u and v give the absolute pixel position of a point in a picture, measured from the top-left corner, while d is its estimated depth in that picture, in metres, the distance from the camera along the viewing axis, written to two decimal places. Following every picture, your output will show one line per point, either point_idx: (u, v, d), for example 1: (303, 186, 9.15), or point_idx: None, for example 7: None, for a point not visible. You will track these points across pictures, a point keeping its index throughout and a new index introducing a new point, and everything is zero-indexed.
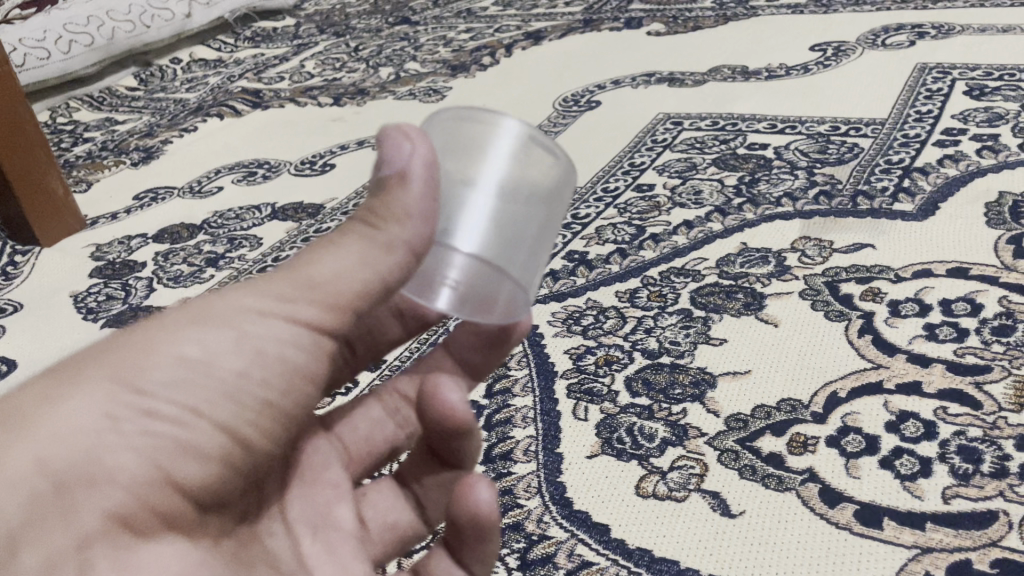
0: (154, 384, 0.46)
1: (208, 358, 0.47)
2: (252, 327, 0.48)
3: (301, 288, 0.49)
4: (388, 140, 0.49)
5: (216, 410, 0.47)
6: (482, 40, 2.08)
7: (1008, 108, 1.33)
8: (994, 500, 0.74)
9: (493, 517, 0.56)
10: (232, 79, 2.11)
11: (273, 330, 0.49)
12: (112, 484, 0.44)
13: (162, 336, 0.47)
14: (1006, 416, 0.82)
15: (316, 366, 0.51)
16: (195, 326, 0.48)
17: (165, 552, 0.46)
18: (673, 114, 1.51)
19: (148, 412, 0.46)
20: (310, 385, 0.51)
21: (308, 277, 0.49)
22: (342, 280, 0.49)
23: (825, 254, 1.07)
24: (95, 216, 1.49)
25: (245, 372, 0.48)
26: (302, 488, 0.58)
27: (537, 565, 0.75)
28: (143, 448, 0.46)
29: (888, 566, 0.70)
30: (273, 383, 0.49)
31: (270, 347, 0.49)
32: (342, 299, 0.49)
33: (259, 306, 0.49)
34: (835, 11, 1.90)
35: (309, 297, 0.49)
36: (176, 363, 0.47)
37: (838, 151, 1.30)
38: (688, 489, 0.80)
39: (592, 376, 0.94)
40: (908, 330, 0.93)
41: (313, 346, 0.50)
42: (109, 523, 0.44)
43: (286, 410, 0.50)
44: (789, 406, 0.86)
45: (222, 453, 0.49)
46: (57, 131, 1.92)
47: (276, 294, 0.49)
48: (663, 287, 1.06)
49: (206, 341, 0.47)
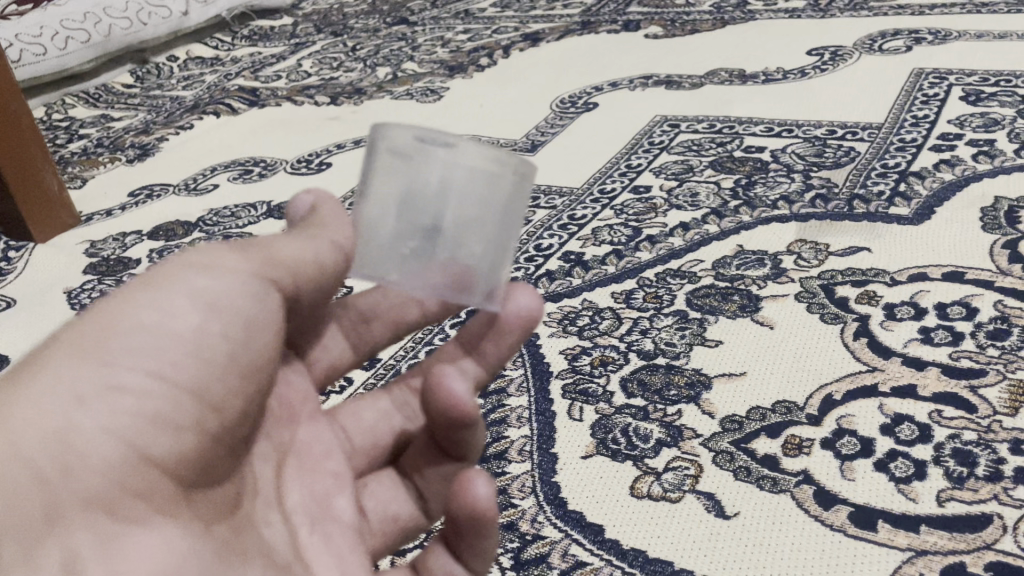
0: (114, 355, 0.47)
1: (164, 319, 0.49)
2: (203, 282, 0.50)
3: (239, 251, 0.53)
4: (294, 202, 0.59)
5: (181, 371, 0.49)
6: (480, 42, 2.08)
7: (1005, 114, 1.33)
8: (989, 503, 0.74)
9: (492, 513, 0.56)
10: (229, 77, 2.10)
11: (224, 286, 0.51)
12: (87, 468, 0.45)
13: (116, 308, 0.48)
14: (1001, 419, 0.82)
15: (269, 313, 0.53)
16: (148, 290, 0.49)
17: (153, 538, 0.46)
18: (670, 116, 1.51)
19: (113, 386, 0.46)
20: (267, 332, 0.53)
21: (246, 245, 0.53)
22: (283, 250, 0.54)
23: (821, 257, 1.07)
24: (89, 212, 1.48)
25: (203, 327, 0.50)
26: (298, 479, 0.58)
27: (531, 565, 0.75)
28: (113, 425, 0.46)
29: (882, 568, 0.70)
30: (231, 334, 0.51)
31: (224, 300, 0.50)
32: (280, 262, 0.53)
33: (205, 264, 0.51)
34: (831, 16, 1.91)
35: (250, 258, 0.52)
36: (133, 330, 0.48)
37: (834, 155, 1.30)
38: (683, 490, 0.80)
39: (588, 376, 0.94)
40: (903, 333, 0.93)
41: (263, 298, 0.52)
42: (90, 508, 0.44)
43: (248, 361, 0.52)
44: (784, 408, 0.86)
45: (196, 420, 0.49)
46: (52, 127, 1.91)
47: (219, 258, 0.52)
48: (659, 288, 1.06)
49: (160, 304, 0.49)
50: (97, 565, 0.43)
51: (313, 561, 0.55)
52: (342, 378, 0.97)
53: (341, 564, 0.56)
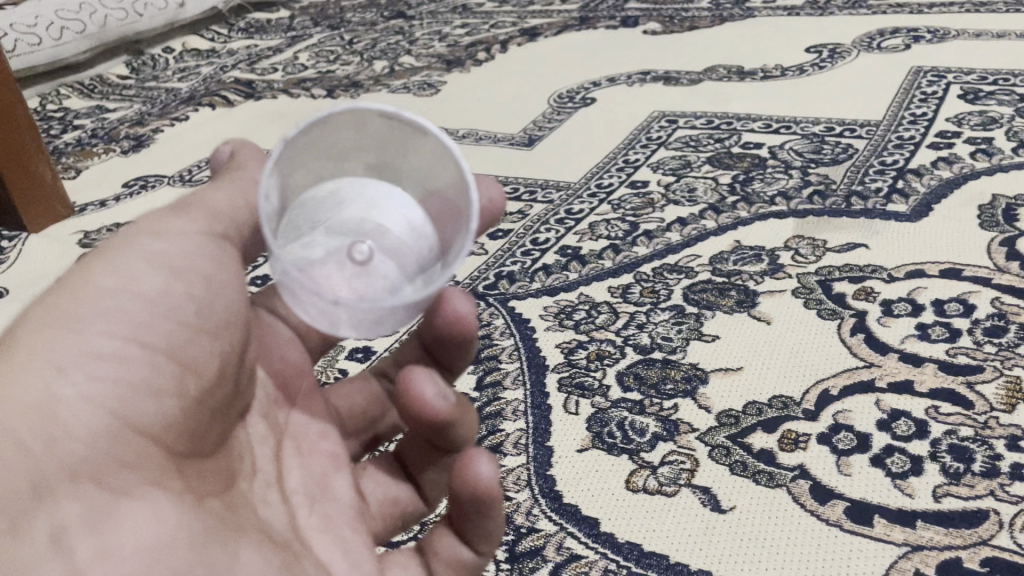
0: (85, 322, 0.46)
1: (126, 281, 0.49)
2: (159, 246, 0.51)
3: (182, 212, 0.55)
4: (214, 154, 0.63)
5: (156, 334, 0.48)
6: (478, 36, 2.08)
7: (1003, 112, 1.33)
8: (985, 499, 0.74)
9: (494, 493, 0.55)
10: (225, 69, 2.10)
11: (177, 247, 0.52)
12: (71, 441, 0.44)
13: (76, 279, 0.48)
14: (998, 415, 0.81)
15: (225, 271, 0.54)
16: (103, 257, 0.49)
17: (144, 510, 0.45)
18: (668, 112, 1.51)
19: (89, 353, 0.46)
20: (230, 288, 0.53)
21: (185, 204, 0.55)
22: (216, 201, 0.56)
23: (819, 253, 1.07)
24: (83, 203, 1.47)
25: (168, 288, 0.50)
26: (294, 459, 0.58)
27: (525, 558, 0.74)
28: (95, 395, 0.45)
29: (879, 563, 0.70)
30: (196, 291, 0.51)
31: (182, 260, 0.51)
32: (220, 215, 0.56)
33: (159, 230, 0.52)
34: (830, 14, 1.91)
35: (194, 217, 0.55)
36: (100, 296, 0.48)
37: (832, 152, 1.30)
38: (679, 484, 0.79)
39: (584, 370, 0.94)
40: (900, 330, 0.93)
41: (219, 259, 0.54)
42: (77, 482, 0.43)
43: (218, 319, 0.52)
44: (780, 403, 0.86)
45: (177, 384, 0.48)
46: (46, 118, 1.90)
47: (163, 218, 0.53)
48: (656, 283, 1.06)
49: (121, 269, 0.49)
50: (86, 537, 0.43)
51: (311, 540, 0.54)
52: (337, 369, 0.96)
53: (342, 544, 0.55)
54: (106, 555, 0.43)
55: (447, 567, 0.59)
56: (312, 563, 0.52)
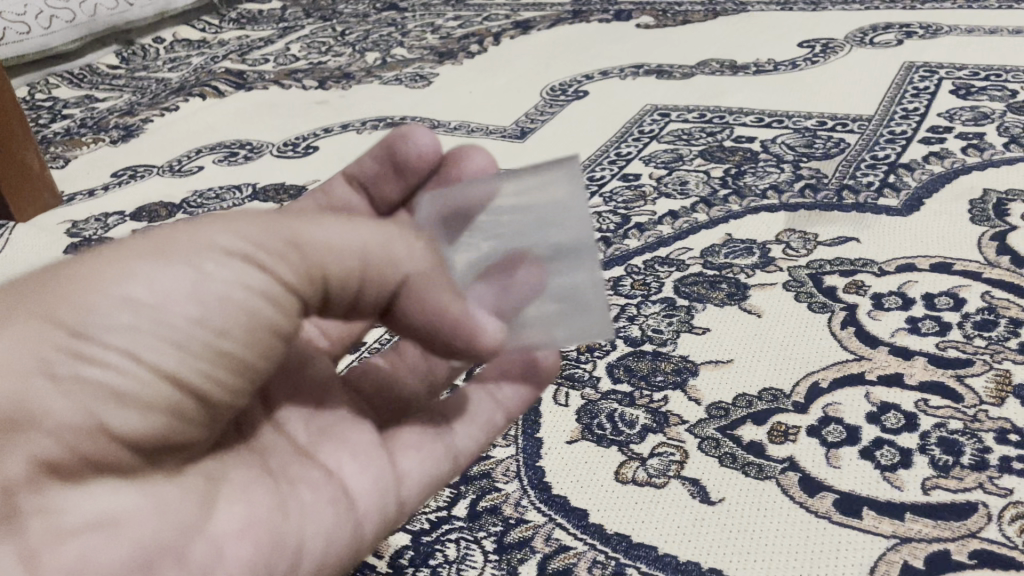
0: (93, 326, 0.44)
1: (158, 299, 0.45)
2: (216, 273, 0.46)
3: (287, 246, 0.48)
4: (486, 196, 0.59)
5: (164, 357, 0.45)
6: (470, 29, 2.07)
7: (994, 108, 1.33)
8: (974, 491, 0.74)
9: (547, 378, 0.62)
10: (216, 60, 2.08)
11: (237, 280, 0.46)
12: (40, 428, 0.43)
13: (100, 268, 0.45)
14: (987, 409, 0.81)
15: (275, 322, 0.48)
16: (150, 264, 0.45)
17: (104, 490, 0.46)
18: (660, 106, 1.51)
19: (85, 356, 0.44)
20: (274, 338, 0.49)
21: (297, 238, 0.48)
22: (332, 256, 0.49)
23: (810, 246, 1.07)
24: (71, 193, 1.46)
25: (200, 319, 0.46)
26: (287, 400, 0.58)
27: (513, 549, 0.74)
28: (78, 392, 0.44)
29: (867, 555, 0.69)
30: (229, 328, 0.47)
31: (229, 296, 0.46)
32: (321, 273, 0.49)
33: (225, 249, 0.46)
34: (823, 9, 1.91)
35: (291, 259, 0.48)
36: (123, 306, 0.44)
37: (824, 146, 1.30)
38: (668, 476, 0.79)
39: (574, 362, 0.94)
40: (891, 323, 0.93)
41: (277, 308, 0.48)
42: (36, 470, 0.44)
43: (241, 360, 0.48)
44: (770, 396, 0.86)
45: (172, 403, 0.46)
46: (35, 107, 1.89)
47: (255, 240, 0.47)
48: (646, 276, 1.05)
49: (157, 282, 0.45)
50: (41, 520, 0.44)
51: (319, 457, 0.55)
52: None
53: (355, 453, 0.56)
54: (62, 536, 0.44)
55: (478, 430, 0.61)
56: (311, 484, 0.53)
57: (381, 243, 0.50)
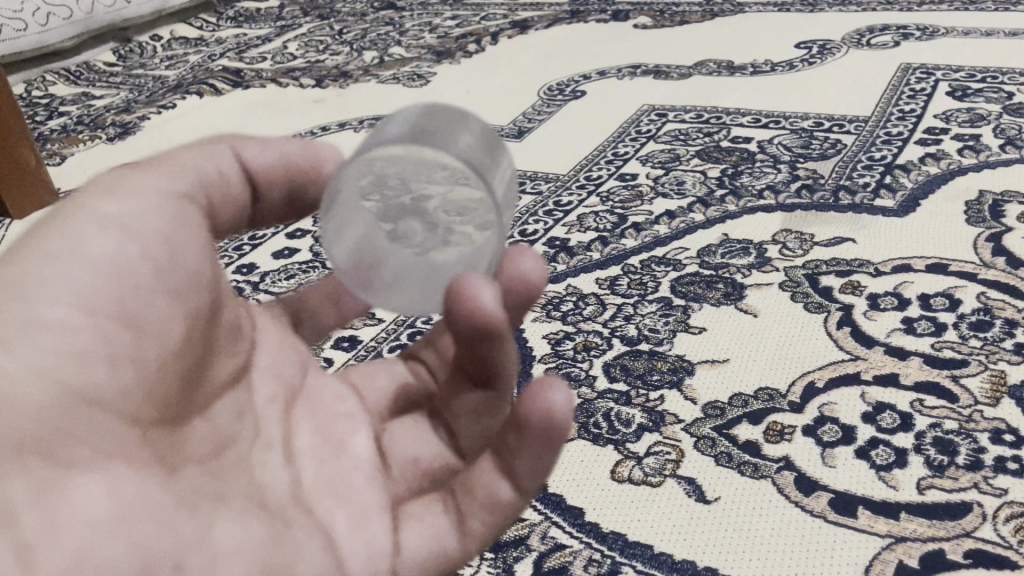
0: (33, 293, 0.45)
1: (75, 246, 0.46)
2: (108, 206, 0.48)
3: (141, 165, 0.52)
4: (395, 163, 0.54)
5: (108, 300, 0.46)
6: (468, 28, 2.07)
7: (991, 109, 1.34)
8: (969, 491, 0.74)
9: (500, 324, 0.50)
10: (213, 58, 2.08)
11: (130, 203, 0.49)
12: (16, 411, 0.43)
13: (30, 244, 0.47)
14: (982, 409, 0.81)
15: (192, 232, 0.50)
16: (54, 226, 0.47)
17: (97, 484, 0.44)
18: (657, 106, 1.51)
19: (35, 321, 0.44)
20: (197, 250, 0.50)
21: (152, 158, 0.52)
22: (182, 161, 0.52)
23: (806, 246, 1.07)
24: (68, 190, 1.46)
25: (122, 252, 0.47)
26: (308, 433, 0.55)
27: (509, 547, 0.74)
28: (43, 364, 0.44)
29: (861, 555, 0.70)
30: (153, 251, 0.48)
31: (131, 216, 0.48)
32: (178, 171, 0.52)
33: (112, 189, 0.49)
34: (820, 11, 1.91)
35: (151, 170, 0.51)
36: (49, 263, 0.46)
37: (820, 147, 1.30)
38: (664, 475, 0.79)
39: (570, 361, 0.93)
40: (887, 323, 0.93)
41: (178, 214, 0.50)
42: (25, 452, 0.43)
43: (180, 280, 0.49)
44: (766, 396, 0.86)
45: (136, 350, 0.46)
46: (32, 104, 1.89)
47: (119, 172, 0.51)
48: (643, 275, 1.06)
49: (68, 235, 0.47)
50: (33, 513, 0.42)
51: (315, 505, 0.52)
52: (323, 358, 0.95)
53: (352, 511, 0.53)
54: (55, 528, 0.42)
55: (485, 508, 0.53)
56: (306, 530, 0.51)
57: (220, 152, 0.54)
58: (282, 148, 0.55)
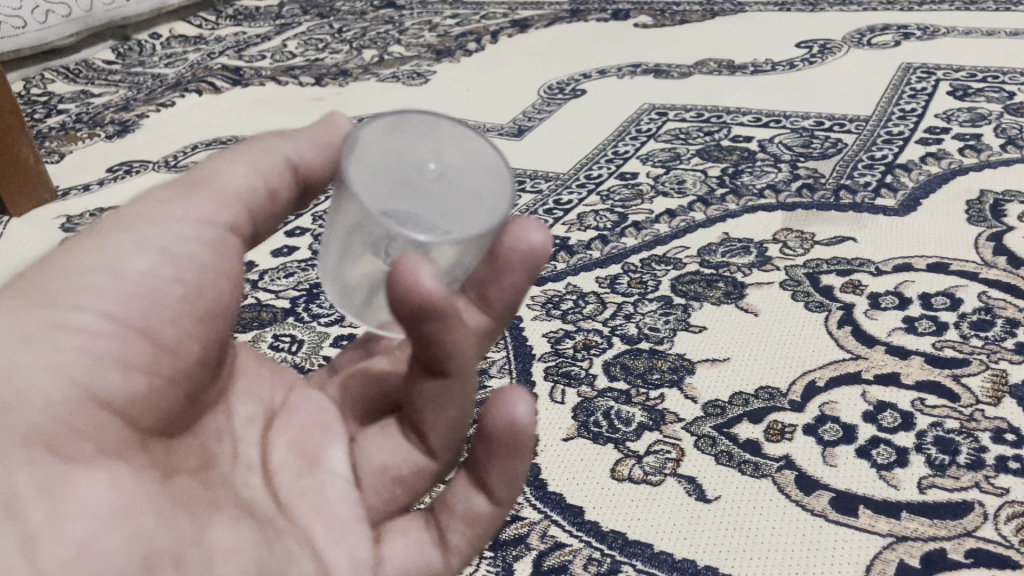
0: (61, 296, 0.46)
1: (110, 260, 0.47)
2: (149, 228, 0.48)
3: (187, 190, 0.50)
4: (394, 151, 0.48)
5: (130, 312, 0.47)
6: (468, 27, 2.07)
7: (991, 109, 1.33)
8: (970, 490, 0.74)
9: (442, 303, 0.45)
10: (212, 56, 2.08)
11: (175, 227, 0.49)
12: (30, 407, 0.43)
13: (63, 251, 0.47)
14: (984, 408, 0.81)
15: (229, 260, 0.51)
16: (89, 239, 0.47)
17: (101, 480, 0.44)
18: (658, 104, 1.51)
19: (59, 324, 0.45)
20: (226, 280, 0.51)
21: (195, 179, 0.51)
22: (229, 183, 0.51)
23: (807, 245, 1.07)
24: (66, 187, 1.46)
25: (154, 270, 0.48)
26: (287, 450, 0.55)
27: (507, 546, 0.74)
28: (60, 363, 0.45)
29: (862, 555, 0.69)
30: (185, 276, 0.49)
31: (171, 241, 0.49)
32: (229, 197, 0.51)
33: (155, 212, 0.49)
34: (821, 10, 1.91)
35: (199, 196, 0.50)
36: (83, 272, 0.46)
37: (821, 146, 1.30)
38: (664, 473, 0.79)
39: (570, 359, 0.93)
40: (888, 323, 0.93)
41: (219, 242, 0.50)
42: (31, 445, 0.43)
43: (203, 307, 0.50)
44: (767, 395, 0.85)
45: (147, 361, 0.48)
46: (31, 102, 1.88)
47: (161, 194, 0.50)
48: (643, 274, 1.05)
49: (103, 249, 0.47)
50: (41, 503, 0.42)
51: (298, 517, 0.53)
52: (322, 356, 0.95)
53: (329, 524, 0.53)
54: (63, 521, 0.42)
55: (461, 524, 0.53)
56: (294, 539, 0.51)
57: (265, 160, 0.52)
58: (325, 140, 0.54)
